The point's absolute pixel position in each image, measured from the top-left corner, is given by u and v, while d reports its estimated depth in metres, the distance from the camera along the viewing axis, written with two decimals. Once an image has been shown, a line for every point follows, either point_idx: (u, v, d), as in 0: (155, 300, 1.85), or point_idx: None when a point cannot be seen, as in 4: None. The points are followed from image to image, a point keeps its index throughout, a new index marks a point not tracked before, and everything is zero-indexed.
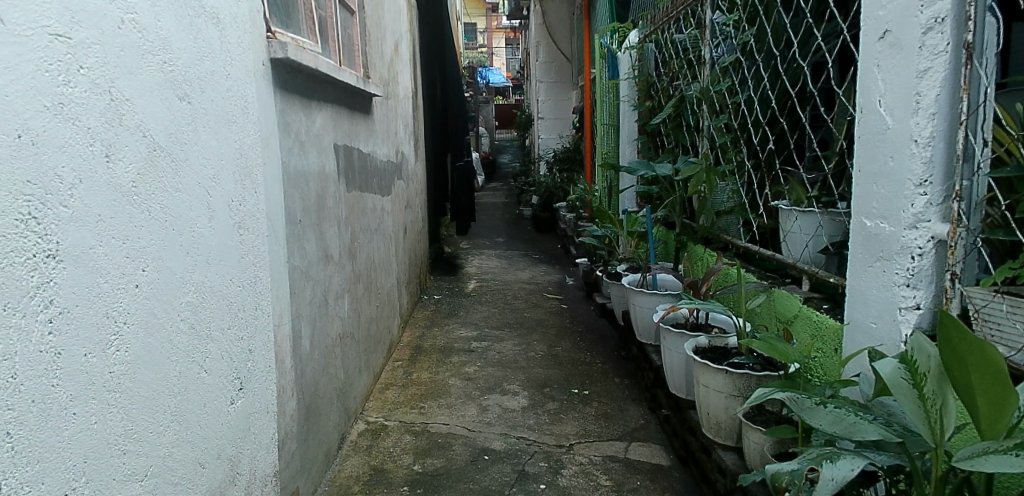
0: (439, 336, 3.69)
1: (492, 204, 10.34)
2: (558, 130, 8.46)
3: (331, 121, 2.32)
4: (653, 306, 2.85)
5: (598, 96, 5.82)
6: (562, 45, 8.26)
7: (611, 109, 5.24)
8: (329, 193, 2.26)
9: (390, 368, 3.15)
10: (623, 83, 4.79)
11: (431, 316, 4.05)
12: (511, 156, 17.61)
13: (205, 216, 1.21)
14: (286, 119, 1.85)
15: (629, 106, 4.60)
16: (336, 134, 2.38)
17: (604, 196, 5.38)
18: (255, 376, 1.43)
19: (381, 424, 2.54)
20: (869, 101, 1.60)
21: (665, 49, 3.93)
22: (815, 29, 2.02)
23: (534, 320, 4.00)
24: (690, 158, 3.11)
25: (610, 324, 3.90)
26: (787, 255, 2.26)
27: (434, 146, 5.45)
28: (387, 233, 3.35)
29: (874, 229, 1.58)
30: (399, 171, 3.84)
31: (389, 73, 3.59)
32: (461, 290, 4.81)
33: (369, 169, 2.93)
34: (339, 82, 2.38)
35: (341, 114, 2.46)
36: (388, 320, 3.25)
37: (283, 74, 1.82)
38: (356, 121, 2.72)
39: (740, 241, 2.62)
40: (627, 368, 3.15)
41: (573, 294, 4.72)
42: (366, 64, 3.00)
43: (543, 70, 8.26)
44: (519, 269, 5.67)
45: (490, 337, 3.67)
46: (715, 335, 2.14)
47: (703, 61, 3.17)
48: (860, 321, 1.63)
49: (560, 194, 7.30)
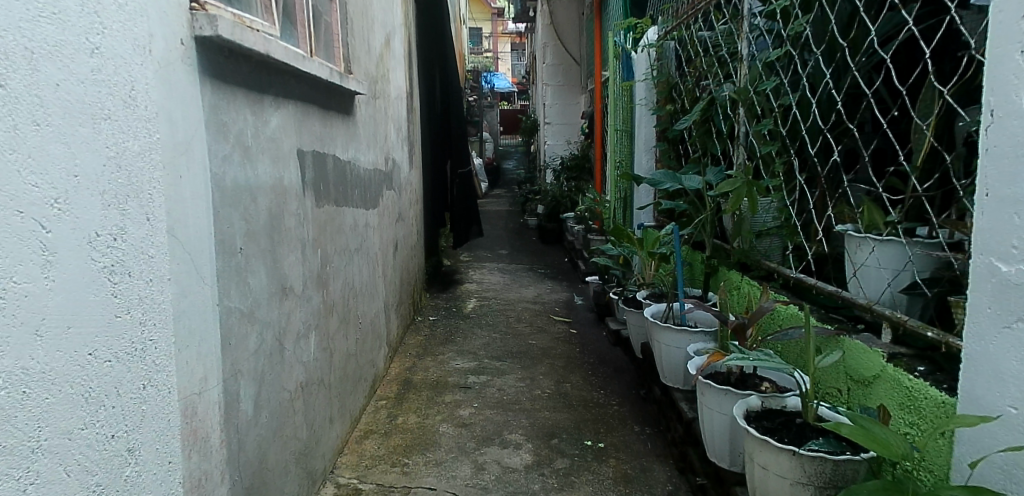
0: (431, 368, 3.25)
1: (496, 212, 9.92)
2: (565, 135, 8.02)
3: (295, 122, 1.89)
4: (682, 345, 2.41)
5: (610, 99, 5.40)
6: (571, 46, 7.84)
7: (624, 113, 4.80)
8: (290, 210, 1.83)
9: (372, 410, 2.71)
10: (639, 85, 4.36)
11: (424, 343, 3.61)
12: (516, 162, 17.19)
13: (39, 264, 0.78)
14: (221, 117, 1.42)
15: (647, 111, 4.16)
16: (302, 140, 1.95)
17: (618, 208, 4.94)
18: (143, 482, 0.99)
19: (354, 488, 2.09)
20: (1006, 101, 1.16)
21: (690, 47, 3.50)
22: (905, 9, 1.58)
23: (540, 349, 3.56)
24: (723, 170, 2.69)
25: (626, 355, 3.46)
26: (856, 293, 1.84)
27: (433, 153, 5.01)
28: (372, 252, 2.92)
29: (1013, 276, 1.15)
30: (389, 181, 3.41)
31: (378, 71, 3.16)
32: (459, 311, 4.36)
33: (348, 179, 2.51)
34: (303, 76, 1.95)
35: (309, 114, 2.03)
36: (371, 353, 2.81)
37: (218, 58, 1.39)
38: (332, 123, 2.30)
39: (788, 270, 2.19)
40: (649, 413, 2.71)
41: (583, 317, 4.28)
42: (347, 57, 2.58)
43: (551, 73, 7.84)
44: (524, 286, 5.23)
45: (490, 369, 3.23)
46: (770, 394, 1.71)
47: (739, 59, 2.74)
48: (992, 401, 1.19)
49: (567, 204, 6.86)
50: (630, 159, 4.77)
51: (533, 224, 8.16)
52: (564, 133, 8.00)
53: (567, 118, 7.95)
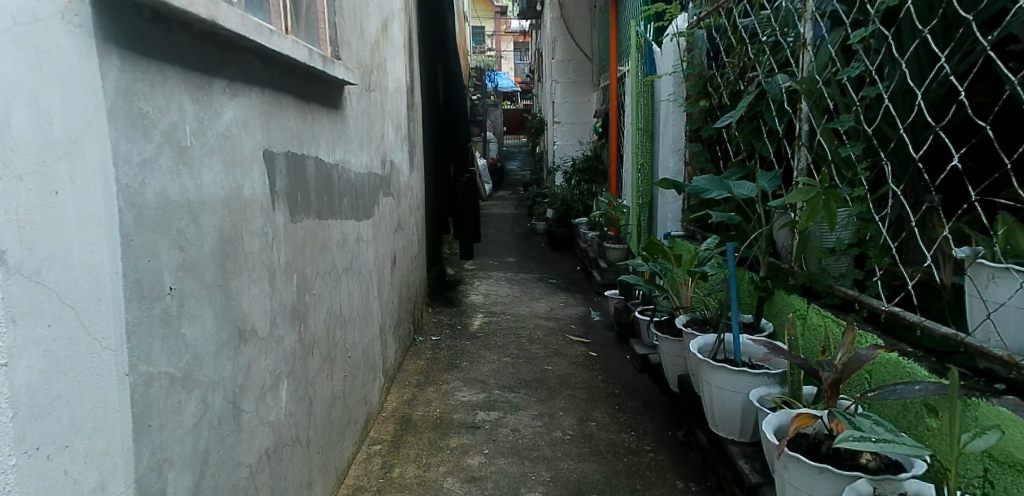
0: (434, 401, 2.83)
1: (500, 215, 9.48)
2: (576, 135, 7.59)
3: (260, 116, 1.47)
4: (740, 390, 1.99)
5: (629, 96, 4.96)
6: (582, 41, 7.43)
7: (646, 112, 4.39)
8: (254, 230, 1.41)
9: (363, 458, 2.29)
10: (664, 80, 3.94)
11: (425, 369, 3.20)
12: (520, 162, 16.74)
13: None
14: (142, 106, 1.00)
15: (674, 109, 3.75)
16: (270, 138, 1.53)
17: (639, 215, 4.50)
18: None
19: None
20: None
21: (729, 33, 3.07)
22: None
23: (557, 378, 3.14)
24: (776, 178, 2.38)
25: (656, 385, 3.04)
26: (986, 339, 1.42)
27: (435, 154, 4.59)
28: (366, 270, 2.51)
29: None
30: (386, 187, 2.99)
31: (373, 59, 2.73)
32: (465, 328, 3.95)
33: (335, 186, 2.09)
34: (272, 56, 1.53)
35: (280, 107, 1.61)
36: (362, 389, 2.39)
37: (133, 23, 0.98)
38: (313, 118, 1.88)
39: (873, 301, 1.83)
40: (692, 466, 2.29)
41: (603, 337, 3.86)
42: (334, 39, 2.16)
43: (560, 68, 7.41)
44: (534, 299, 4.81)
45: (501, 403, 2.81)
46: (882, 477, 1.30)
47: (799, 44, 2.31)
48: None
49: (579, 209, 6.44)
50: (653, 161, 4.34)
51: (540, 228, 7.73)
52: (574, 133, 7.57)
53: (577, 117, 7.52)
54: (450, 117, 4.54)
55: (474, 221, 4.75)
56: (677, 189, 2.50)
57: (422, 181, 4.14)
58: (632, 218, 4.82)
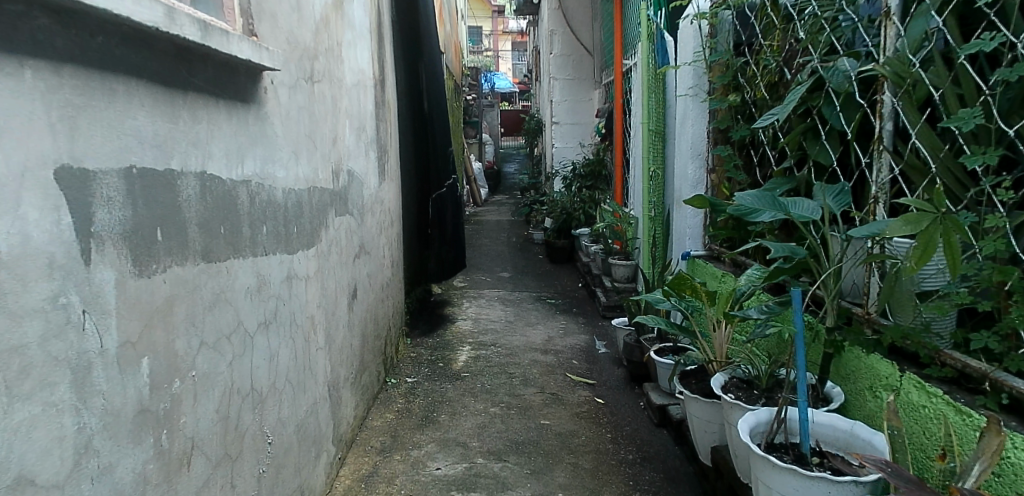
0: (399, 475, 2.24)
1: (496, 223, 8.89)
2: (577, 136, 6.98)
3: (54, 111, 0.88)
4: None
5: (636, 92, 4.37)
6: (582, 35, 6.86)
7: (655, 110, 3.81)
8: (23, 306, 0.83)
9: None
10: (680, 72, 3.36)
11: (394, 427, 2.61)
12: (519, 165, 16.14)
13: None
14: None
15: (693, 105, 3.16)
16: (80, 145, 0.93)
17: (651, 229, 3.91)
18: None
19: None
20: None
21: (767, 11, 2.48)
22: None
23: (556, 437, 2.55)
24: (843, 193, 1.84)
25: (679, 449, 2.45)
26: None
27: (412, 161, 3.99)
28: (305, 316, 1.91)
29: None
30: (341, 204, 2.40)
31: (318, 43, 2.14)
32: (447, 366, 3.36)
33: (244, 212, 1.50)
34: (84, 17, 0.94)
35: (119, 98, 1.03)
36: (294, 478, 1.80)
37: None
38: (195, 116, 1.29)
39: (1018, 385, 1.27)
40: None
41: (611, 377, 3.26)
42: (246, 7, 1.57)
43: (559, 64, 6.83)
44: (530, 325, 4.22)
45: (484, 478, 2.22)
46: None
47: (882, 16, 1.73)
48: None
49: (581, 219, 5.84)
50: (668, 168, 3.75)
51: (538, 238, 7.13)
52: (575, 134, 6.96)
53: (578, 117, 6.91)
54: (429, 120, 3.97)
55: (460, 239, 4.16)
56: (713, 209, 1.91)
57: (396, 192, 3.56)
58: (641, 232, 4.24)
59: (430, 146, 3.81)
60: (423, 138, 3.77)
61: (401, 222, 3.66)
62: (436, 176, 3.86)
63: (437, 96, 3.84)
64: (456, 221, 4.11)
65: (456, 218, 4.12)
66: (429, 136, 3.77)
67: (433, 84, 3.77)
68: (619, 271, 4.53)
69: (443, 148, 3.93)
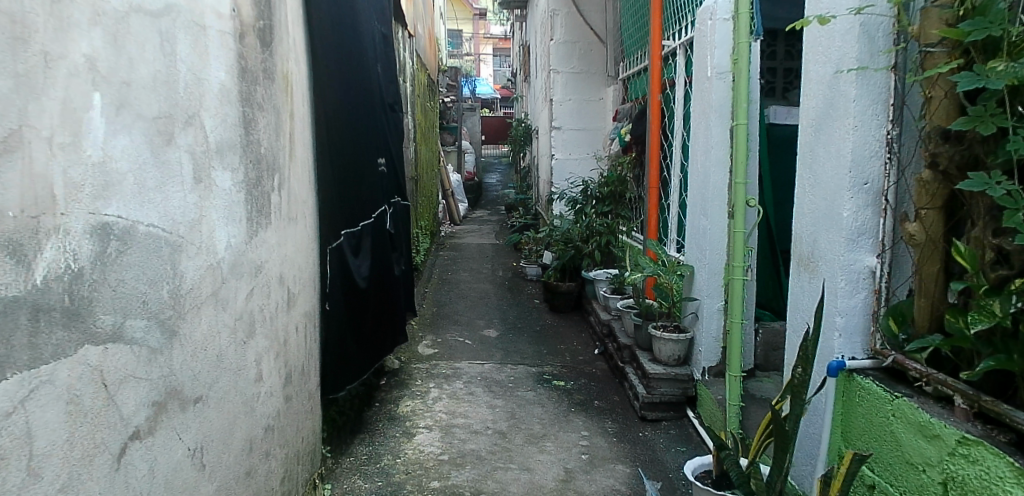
0: None
1: (477, 248, 7.36)
2: (584, 145, 5.48)
3: None
4: None
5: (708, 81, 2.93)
6: (592, 18, 5.38)
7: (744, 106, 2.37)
8: None
9: None
10: (815, 37, 1.97)
11: None
12: (503, 176, 14.63)
13: None
14: None
15: (860, 88, 1.77)
16: None
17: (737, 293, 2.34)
18: None
19: None
20: None
21: None
22: None
23: None
24: None
25: None
26: None
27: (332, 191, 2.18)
28: None
29: None
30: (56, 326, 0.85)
31: None
32: None
33: None
34: None
35: None
36: None
37: None
38: None
39: None
40: None
41: None
42: None
43: (561, 55, 5.34)
44: (532, 441, 2.69)
45: None
46: None
47: None
48: None
49: (594, 257, 4.36)
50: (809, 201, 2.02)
51: (532, 274, 5.60)
52: (581, 143, 5.46)
53: (585, 122, 5.41)
54: (345, 124, 2.29)
55: (388, 308, 2.67)
56: None
57: (324, 237, 2.13)
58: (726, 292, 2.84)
59: (345, 160, 2.27)
60: (334, 147, 2.20)
61: (297, 301, 1.89)
62: (350, 212, 2.30)
63: (357, 83, 2.39)
64: (382, 281, 2.61)
65: (384, 276, 2.63)
66: (346, 146, 2.28)
67: (343, 65, 2.28)
68: (663, 349, 3.08)
69: (366, 168, 2.45)
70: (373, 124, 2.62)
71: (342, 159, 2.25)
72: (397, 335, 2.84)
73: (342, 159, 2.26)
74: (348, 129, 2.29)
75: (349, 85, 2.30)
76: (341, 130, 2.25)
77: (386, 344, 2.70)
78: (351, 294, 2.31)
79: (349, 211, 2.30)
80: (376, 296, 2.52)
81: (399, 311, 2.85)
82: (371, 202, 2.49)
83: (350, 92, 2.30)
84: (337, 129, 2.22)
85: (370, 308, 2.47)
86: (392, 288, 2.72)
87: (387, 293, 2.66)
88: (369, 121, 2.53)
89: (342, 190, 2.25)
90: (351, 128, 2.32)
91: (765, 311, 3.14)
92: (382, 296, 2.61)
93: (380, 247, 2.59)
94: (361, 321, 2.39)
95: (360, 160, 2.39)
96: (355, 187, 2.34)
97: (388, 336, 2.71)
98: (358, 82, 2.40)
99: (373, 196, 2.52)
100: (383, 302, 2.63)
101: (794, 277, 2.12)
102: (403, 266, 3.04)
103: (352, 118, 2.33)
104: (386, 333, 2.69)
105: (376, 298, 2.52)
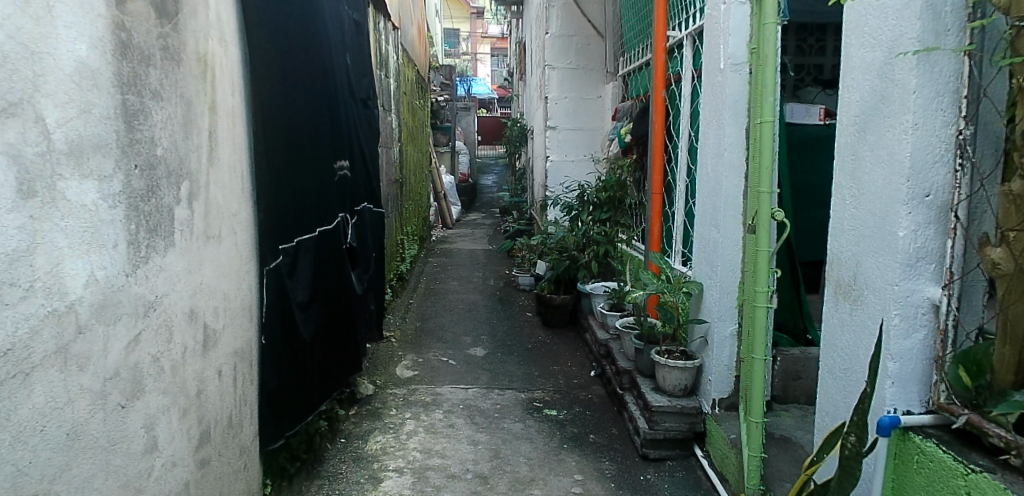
0: None
1: (469, 254, 7.00)
2: (581, 146, 5.12)
3: None
4: None
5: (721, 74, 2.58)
6: (590, 10, 5.03)
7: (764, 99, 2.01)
8: None
9: None
10: (864, 17, 1.63)
11: None
12: (499, 178, 14.23)
13: None
14: None
15: (923, 76, 1.43)
16: None
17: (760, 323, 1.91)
18: None
19: None
20: None
21: None
22: None
23: None
24: None
25: None
26: None
27: (277, 200, 1.82)
28: None
29: None
30: None
31: None
32: None
33: None
34: None
35: None
36: None
37: None
38: None
39: None
40: None
41: None
42: None
43: (557, 49, 4.99)
44: (517, 487, 2.33)
45: None
46: None
47: None
48: None
49: (591, 269, 4.01)
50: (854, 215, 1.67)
51: (525, 284, 5.25)
52: (578, 144, 5.11)
53: (582, 121, 5.06)
54: (294, 121, 1.93)
55: (339, 335, 2.30)
56: None
57: (263, 256, 1.76)
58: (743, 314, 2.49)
59: (291, 163, 1.91)
60: (280, 146, 1.83)
61: (221, 338, 1.53)
62: (296, 225, 1.93)
63: (307, 74, 2.03)
64: (333, 304, 2.24)
65: (336, 299, 2.26)
66: (293, 146, 1.91)
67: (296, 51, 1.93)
68: (667, 378, 2.72)
69: (316, 173, 2.09)
70: (327, 121, 2.25)
71: (290, 161, 1.90)
72: (351, 365, 2.47)
73: (289, 163, 1.89)
74: (294, 128, 1.92)
75: (296, 75, 1.94)
76: (288, 127, 1.89)
77: (337, 377, 2.33)
78: (297, 321, 1.94)
79: (296, 223, 1.93)
80: (325, 322, 2.15)
81: (355, 336, 2.48)
82: (321, 212, 2.12)
83: (297, 84, 1.94)
84: (283, 125, 1.85)
85: (318, 338, 2.10)
86: (347, 312, 2.35)
87: (339, 318, 2.29)
88: (322, 119, 2.16)
89: (288, 198, 1.88)
90: (298, 125, 1.95)
91: (782, 335, 2.79)
92: (333, 320, 2.24)
93: (332, 264, 2.23)
94: (306, 355, 2.01)
95: (308, 164, 2.03)
96: (302, 194, 1.97)
97: (339, 369, 2.33)
98: (308, 72, 2.04)
99: (324, 205, 2.15)
100: (335, 327, 2.27)
101: (830, 305, 1.77)
102: (365, 283, 2.67)
103: (300, 114, 1.96)
104: (337, 365, 2.31)
105: (324, 326, 2.14)
